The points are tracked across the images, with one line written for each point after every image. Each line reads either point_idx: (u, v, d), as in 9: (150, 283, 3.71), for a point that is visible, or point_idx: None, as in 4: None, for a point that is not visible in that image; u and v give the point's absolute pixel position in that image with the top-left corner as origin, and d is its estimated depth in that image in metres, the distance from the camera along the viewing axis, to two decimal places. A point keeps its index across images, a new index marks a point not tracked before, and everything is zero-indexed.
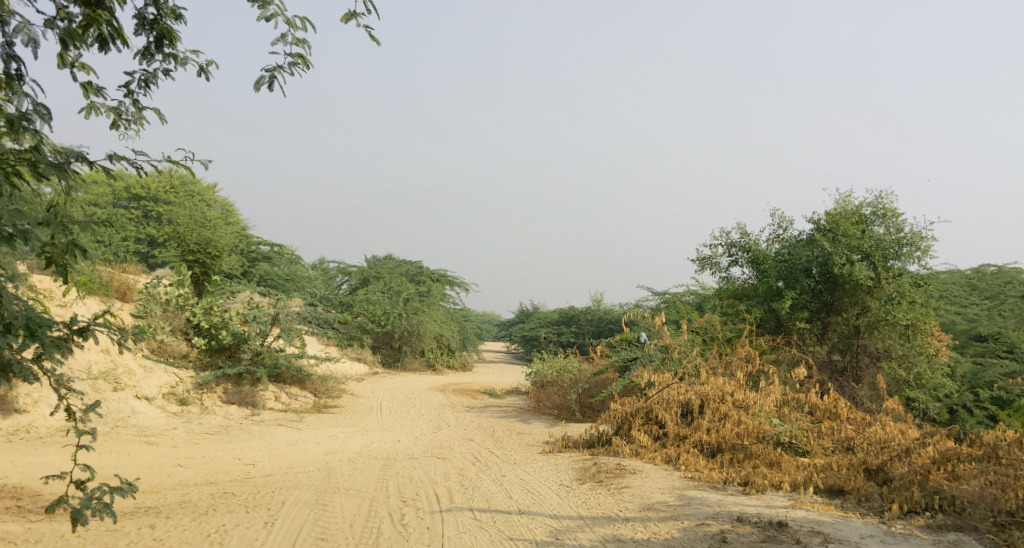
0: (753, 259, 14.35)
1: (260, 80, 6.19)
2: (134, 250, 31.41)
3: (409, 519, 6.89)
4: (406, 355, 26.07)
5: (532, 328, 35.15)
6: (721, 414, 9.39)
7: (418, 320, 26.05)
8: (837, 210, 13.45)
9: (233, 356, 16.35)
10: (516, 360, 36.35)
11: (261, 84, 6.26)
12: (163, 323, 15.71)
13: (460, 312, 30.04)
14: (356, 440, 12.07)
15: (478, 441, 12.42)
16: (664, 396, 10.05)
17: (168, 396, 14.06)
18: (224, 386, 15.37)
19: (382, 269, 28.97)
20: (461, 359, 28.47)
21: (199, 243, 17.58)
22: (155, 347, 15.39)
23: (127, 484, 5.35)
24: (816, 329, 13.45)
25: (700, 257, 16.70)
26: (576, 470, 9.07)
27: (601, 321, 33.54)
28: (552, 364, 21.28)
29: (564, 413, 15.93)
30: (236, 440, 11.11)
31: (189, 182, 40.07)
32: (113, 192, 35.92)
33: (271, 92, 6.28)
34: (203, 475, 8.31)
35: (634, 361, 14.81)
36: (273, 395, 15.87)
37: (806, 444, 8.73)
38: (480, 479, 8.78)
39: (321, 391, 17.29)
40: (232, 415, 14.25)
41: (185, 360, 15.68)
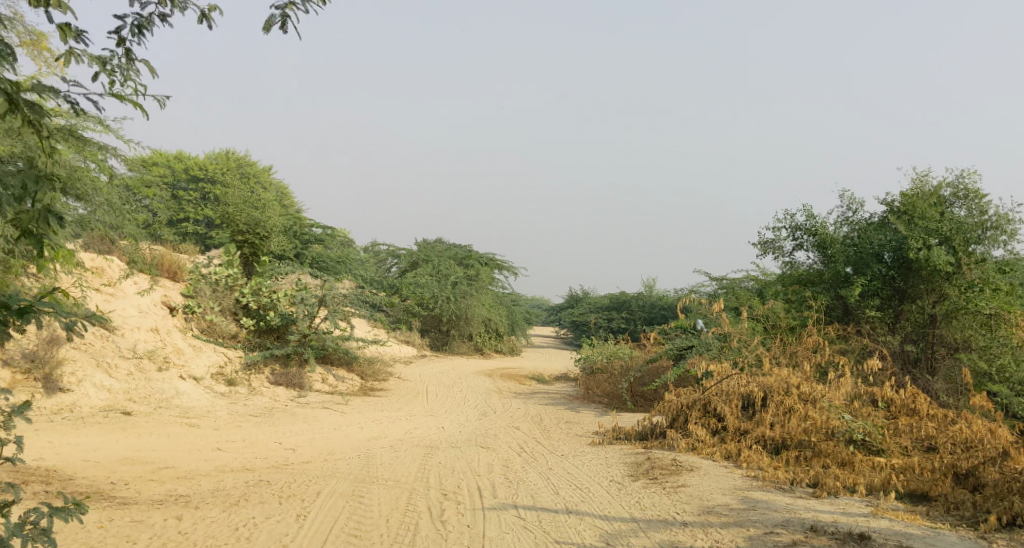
0: (820, 243, 13.78)
1: (272, 22, 5.69)
2: (191, 231, 31.72)
3: (449, 515, 6.50)
4: (455, 339, 25.77)
5: (582, 314, 34.61)
6: (786, 408, 8.84)
7: (467, 304, 25.70)
8: (914, 192, 12.87)
9: (282, 338, 16.07)
10: (566, 346, 35.84)
11: (273, 25, 5.72)
12: (212, 303, 15.60)
13: (509, 296, 29.64)
14: (401, 425, 11.72)
15: (526, 430, 11.98)
16: (723, 387, 9.55)
17: (217, 376, 13.86)
18: (272, 367, 15.17)
19: (432, 252, 28.70)
20: (510, 344, 28.08)
21: (249, 223, 17.28)
22: (205, 327, 15.29)
23: (74, 505, 4.43)
24: (888, 318, 12.90)
25: (761, 241, 16.02)
26: (628, 466, 8.56)
27: (654, 307, 32.81)
28: (603, 350, 20.78)
29: (616, 402, 15.39)
30: (281, 423, 10.83)
31: (245, 166, 40.42)
32: (172, 175, 36.40)
33: (285, 34, 5.72)
34: (241, 460, 8.00)
35: (690, 349, 14.24)
36: (320, 378, 15.64)
37: (881, 443, 8.26)
38: (526, 472, 8.35)
39: (368, 373, 17.01)
40: (278, 396, 14.03)
41: (234, 341, 15.53)
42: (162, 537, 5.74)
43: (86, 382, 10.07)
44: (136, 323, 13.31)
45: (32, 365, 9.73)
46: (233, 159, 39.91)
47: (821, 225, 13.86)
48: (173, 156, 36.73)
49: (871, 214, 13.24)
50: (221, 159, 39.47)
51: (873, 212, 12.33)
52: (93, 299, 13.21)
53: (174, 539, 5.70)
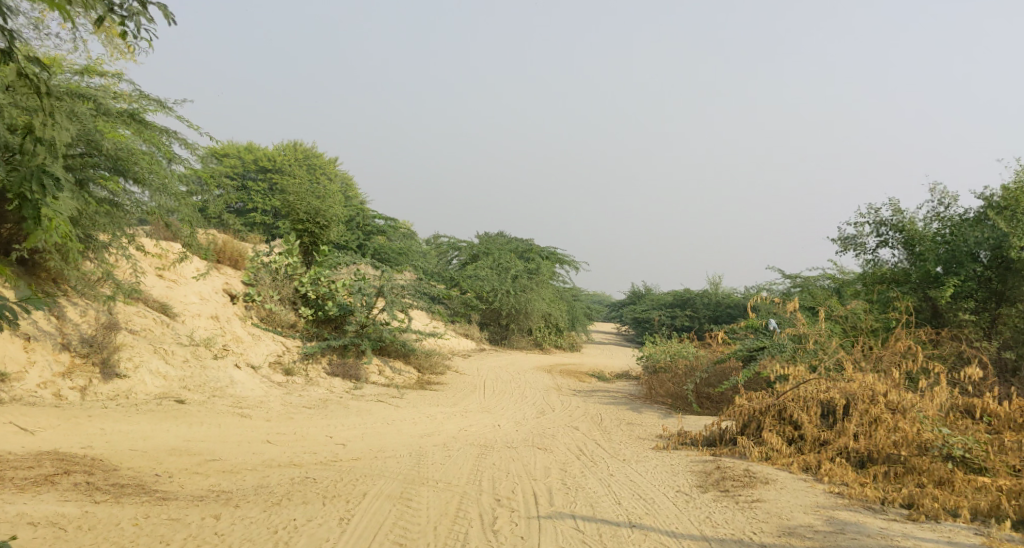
0: (907, 239, 13.46)
1: None
2: (258, 222, 31.96)
3: (502, 524, 6.05)
4: (514, 334, 25.36)
5: (644, 311, 33.88)
6: (873, 417, 8.58)
7: (527, 298, 25.28)
8: (1016, 187, 12.35)
9: (340, 328, 15.84)
10: (627, 343, 35.13)
11: None
12: (272, 292, 15.43)
13: (570, 291, 29.11)
14: (455, 422, 11.32)
15: (586, 432, 11.44)
16: (800, 393, 9.19)
17: (275, 365, 13.62)
18: (329, 358, 14.92)
19: (494, 245, 28.33)
20: (570, 340, 27.54)
21: (309, 212, 17.04)
22: (264, 315, 15.08)
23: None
24: (982, 323, 12.29)
25: (840, 237, 15.26)
26: (696, 475, 7.99)
27: (719, 305, 31.91)
28: (667, 348, 20.15)
29: (681, 403, 14.73)
30: (335, 415, 10.50)
31: (312, 157, 40.70)
32: (242, 165, 36.80)
33: None
34: (289, 454, 7.63)
35: (761, 351, 13.54)
36: (377, 370, 15.36)
37: (983, 460, 7.80)
38: (585, 477, 7.84)
39: (425, 366, 16.67)
40: (335, 387, 13.76)
41: (293, 330, 15.28)
42: (196, 538, 5.41)
43: (143, 368, 9.36)
44: (197, 309, 13.11)
45: (88, 349, 9.11)
46: (300, 151, 40.22)
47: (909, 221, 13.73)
48: (243, 147, 37.15)
49: (965, 209, 12.77)
50: (289, 151, 39.81)
51: (969, 207, 11.88)
52: (157, 284, 13.03)
53: (208, 542, 5.35)
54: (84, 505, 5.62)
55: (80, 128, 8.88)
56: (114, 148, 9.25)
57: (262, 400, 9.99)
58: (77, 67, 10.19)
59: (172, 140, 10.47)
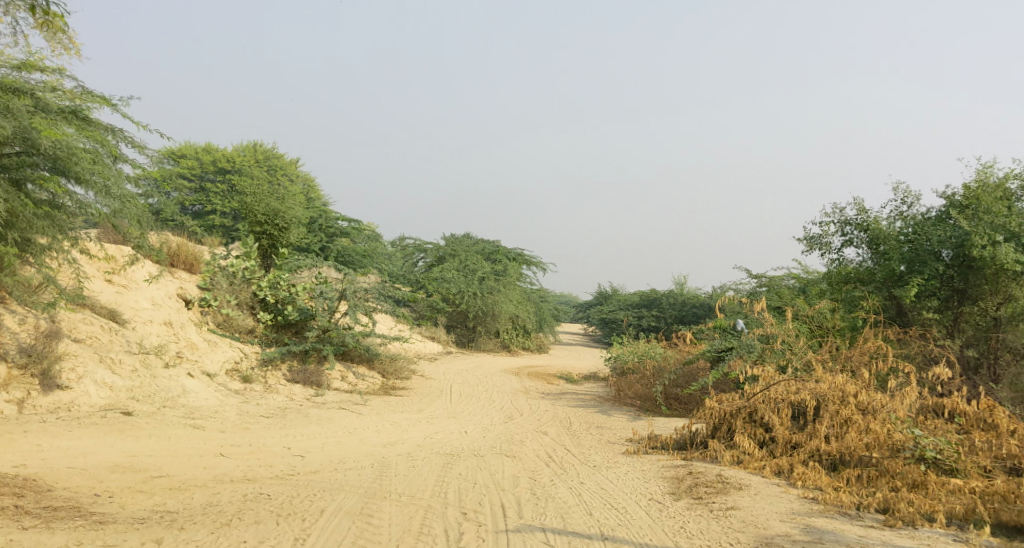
0: (871, 238, 13.36)
1: None
2: (218, 225, 31.30)
3: (467, 541, 5.74)
4: (481, 336, 25.04)
5: (611, 311, 33.74)
6: (845, 418, 8.41)
7: (493, 300, 24.99)
8: (978, 184, 12.25)
9: (300, 333, 15.41)
10: (595, 344, 34.96)
11: None
12: (229, 297, 14.94)
13: (537, 292, 28.86)
14: (419, 429, 10.98)
15: (555, 437, 11.17)
16: (770, 394, 8.98)
17: (233, 373, 13.16)
18: (290, 364, 14.49)
19: (460, 246, 27.98)
20: (538, 342, 27.27)
21: (267, 213, 16.62)
22: (221, 321, 14.61)
23: None
24: (945, 321, 12.31)
25: (806, 236, 15.16)
26: (667, 481, 7.75)
27: (686, 305, 31.87)
28: (635, 349, 19.95)
29: (650, 405, 14.54)
30: (294, 425, 10.11)
31: (275, 159, 40.03)
32: (202, 168, 36.05)
33: None
34: (243, 468, 7.25)
35: (730, 352, 13.39)
36: (340, 376, 14.95)
37: (955, 461, 7.67)
38: (555, 486, 7.55)
39: (390, 371, 16.28)
40: (295, 394, 13.34)
41: (251, 336, 14.84)
42: None
43: (87, 379, 8.90)
44: (149, 316, 12.62)
45: (27, 360, 8.65)
46: (261, 152, 39.52)
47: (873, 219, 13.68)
48: (202, 148, 36.40)
49: (928, 207, 12.67)
50: (250, 152, 39.11)
51: (930, 206, 11.78)
52: (105, 290, 12.52)
53: None
54: (11, 533, 5.24)
55: (13, 126, 8.46)
56: (53, 147, 8.80)
57: (216, 410, 9.58)
58: (16, 61, 9.72)
59: (119, 139, 10.01)
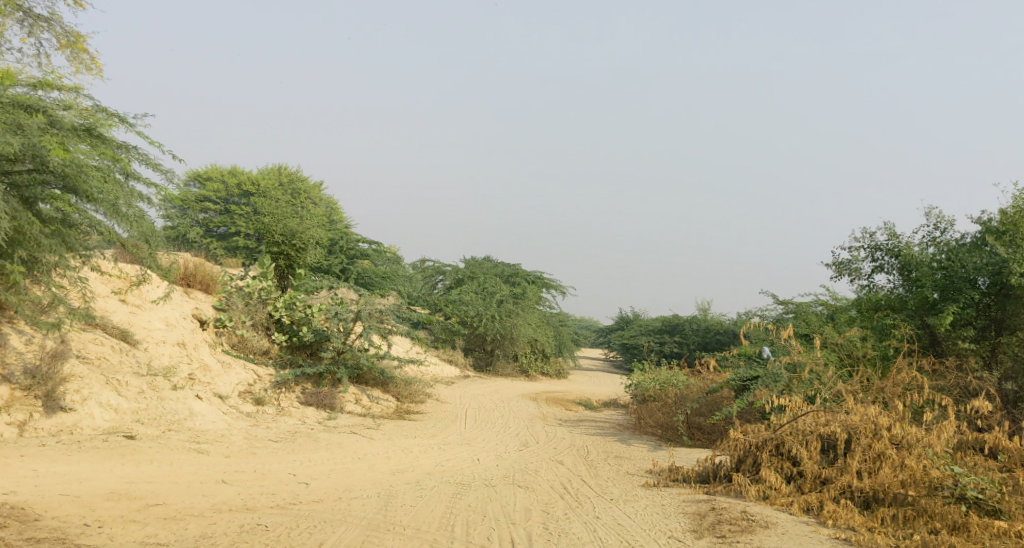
0: (903, 265, 12.97)
1: None
2: (240, 246, 31.29)
3: None
4: (499, 360, 24.71)
5: (632, 336, 33.30)
6: (878, 453, 7.98)
7: (512, 323, 24.69)
8: (1014, 210, 11.98)
9: (315, 355, 15.15)
10: (616, 369, 34.47)
11: None
12: (244, 318, 14.71)
13: (556, 316, 28.51)
14: (431, 456, 10.66)
15: (572, 467, 10.80)
16: (798, 425, 8.60)
17: (245, 395, 12.92)
18: (303, 386, 14.24)
19: (479, 269, 27.74)
20: (557, 367, 26.87)
21: (284, 234, 16.37)
22: (236, 342, 14.38)
23: None
24: (981, 352, 11.88)
25: (834, 261, 14.78)
26: (688, 517, 7.36)
27: (708, 331, 31.36)
28: (656, 376, 19.53)
29: (671, 435, 14.11)
30: (303, 450, 9.82)
31: (297, 181, 40.13)
32: (225, 190, 36.18)
33: None
34: (243, 496, 6.96)
35: (754, 381, 12.98)
36: (353, 399, 14.67)
37: (998, 502, 7.21)
38: (569, 521, 7.19)
39: (405, 395, 15.98)
40: (307, 417, 13.07)
41: (265, 357, 14.58)
42: None
43: (92, 401, 8.68)
44: (162, 336, 12.44)
45: (31, 381, 8.45)
46: (284, 175, 39.67)
47: (904, 245, 13.31)
48: (226, 171, 36.60)
49: (962, 234, 12.29)
50: (273, 175, 39.26)
51: (965, 232, 11.43)
52: (118, 310, 12.36)
53: None
54: None
55: (23, 142, 8.39)
56: (63, 164, 8.68)
57: (223, 434, 9.31)
58: (34, 80, 9.70)
59: (135, 158, 9.88)
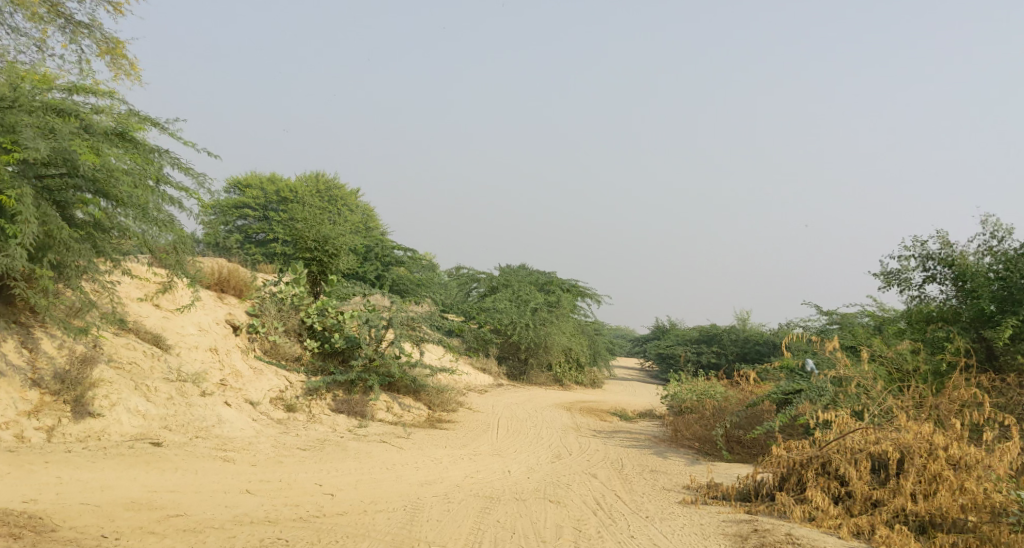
0: (957, 275, 13.37)
1: None
2: (276, 253, 31.44)
3: None
4: (533, 369, 24.46)
5: (668, 346, 32.85)
6: (934, 474, 7.99)
7: (546, 332, 24.45)
8: None
9: (346, 362, 15.03)
10: (651, 380, 34.02)
11: None
12: (277, 323, 14.63)
13: (592, 325, 28.21)
14: (461, 467, 10.45)
15: (606, 481, 10.51)
16: (847, 443, 8.49)
17: (276, 401, 12.81)
18: (335, 393, 14.12)
19: (513, 277, 27.54)
20: (592, 376, 26.53)
21: (318, 240, 16.38)
22: (268, 348, 14.29)
23: None
24: None
25: (882, 271, 14.85)
26: (729, 537, 7.06)
27: (746, 342, 30.82)
28: (693, 386, 19.16)
29: (709, 448, 13.74)
30: (331, 459, 9.66)
31: (333, 188, 40.32)
32: (263, 196, 36.45)
33: None
34: (266, 508, 6.80)
35: (797, 395, 12.60)
36: (385, 407, 14.52)
37: None
38: (602, 540, 6.90)
39: (437, 403, 15.80)
40: (338, 425, 12.94)
41: (297, 364, 14.45)
42: None
43: (120, 407, 8.57)
44: (195, 341, 12.37)
45: (59, 386, 8.38)
46: (321, 182, 39.93)
47: (958, 255, 13.64)
48: (265, 178, 36.95)
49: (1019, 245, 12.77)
50: (311, 182, 39.53)
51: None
52: (152, 315, 12.32)
53: None
54: None
55: (53, 146, 8.36)
56: (91, 168, 8.64)
57: (250, 442, 9.17)
58: (69, 85, 9.69)
59: (167, 161, 9.81)
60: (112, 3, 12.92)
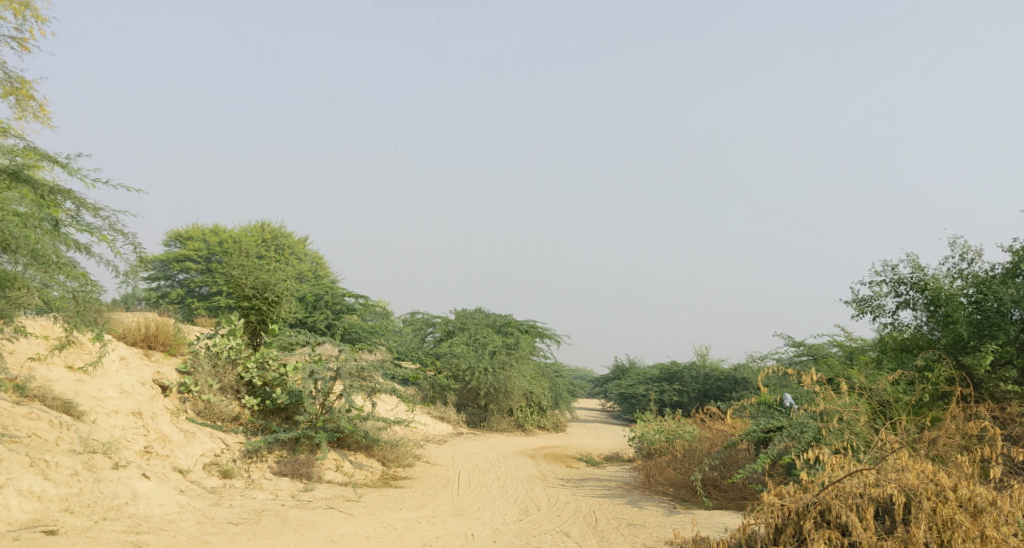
0: (930, 300, 12.96)
1: None
2: (220, 305, 30.00)
3: None
4: (493, 415, 23.33)
5: (629, 386, 31.98)
6: (946, 519, 7.12)
7: (506, 376, 23.40)
8: None
9: (290, 419, 13.82)
10: (614, 420, 33.01)
11: None
12: (212, 381, 13.26)
13: (552, 366, 27.21)
14: (418, 533, 9.31)
15: (581, 541, 9.45)
16: (844, 486, 7.56)
17: (209, 467, 11.67)
18: (277, 454, 12.88)
19: (470, 320, 26.49)
20: (554, 420, 25.48)
21: (256, 287, 14.92)
22: (202, 409, 12.95)
23: None
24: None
25: (853, 298, 14.19)
26: None
27: (708, 378, 30.05)
28: (661, 426, 18.25)
29: (686, 494, 12.76)
30: (268, 533, 8.46)
31: (281, 237, 39.00)
32: (205, 248, 35.00)
33: None
34: None
35: (777, 433, 11.76)
36: (334, 466, 13.31)
37: None
38: None
39: (392, 459, 14.59)
40: (281, 491, 11.72)
41: (235, 424, 13.17)
42: None
43: (9, 489, 7.35)
44: (113, 406, 11.17)
45: None
46: (268, 231, 38.59)
47: (930, 278, 13.05)
48: (207, 229, 35.56)
49: (990, 266, 12.44)
50: (256, 232, 38.19)
51: (994, 262, 11.48)
52: (63, 379, 11.07)
53: None
54: None
55: None
56: None
57: (171, 519, 7.97)
58: None
59: (71, 201, 8.57)
60: (17, 41, 11.78)
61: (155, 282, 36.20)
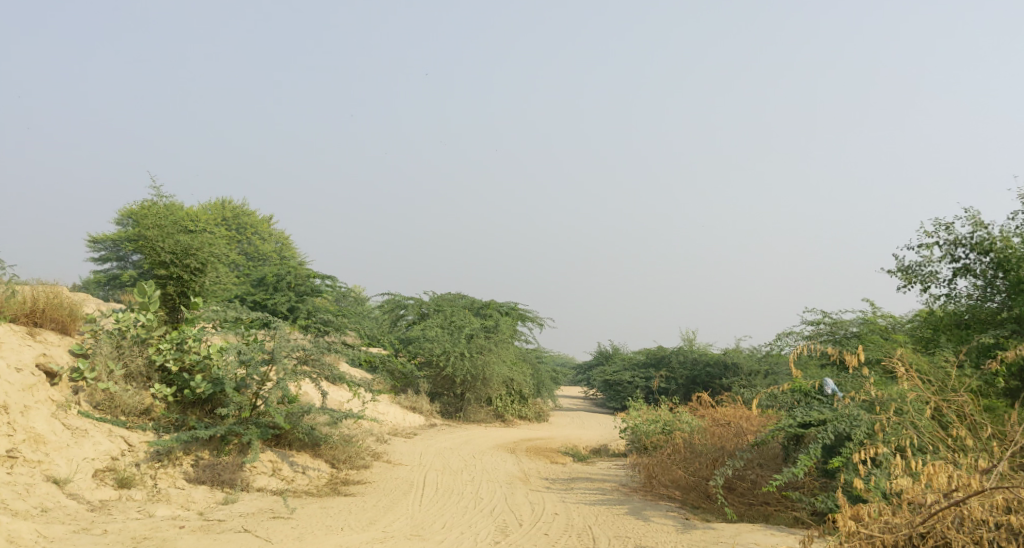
0: (997, 263, 10.72)
1: None
2: None
3: None
4: (470, 405, 20.81)
5: (614, 373, 29.71)
6: None
7: (484, 360, 20.88)
8: None
9: (215, 413, 11.22)
10: (599, 409, 30.63)
11: None
12: (113, 365, 10.56)
13: (533, 351, 24.77)
14: None
15: None
16: (968, 510, 5.35)
17: (103, 475, 9.23)
18: (196, 455, 10.31)
19: (445, 302, 23.98)
20: (535, 409, 23.10)
21: (176, 252, 12.25)
22: (101, 400, 10.30)
23: None
24: None
25: (898, 265, 11.81)
26: None
27: (697, 363, 27.64)
28: (656, 416, 15.85)
29: (699, 500, 10.41)
30: None
31: (244, 214, 36.13)
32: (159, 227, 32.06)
33: None
34: None
35: (821, 425, 9.37)
36: (268, 470, 10.77)
37: None
38: None
39: (343, 459, 12.08)
40: (193, 506, 9.22)
41: (143, 419, 10.58)
42: None
43: None
44: None
45: None
46: (229, 208, 35.73)
47: (996, 236, 10.82)
48: (163, 207, 32.68)
49: None
50: (216, 209, 35.32)
51: None
52: None
53: None
54: None
55: None
56: None
57: None
58: None
59: None
60: None
61: (109, 264, 33.37)
